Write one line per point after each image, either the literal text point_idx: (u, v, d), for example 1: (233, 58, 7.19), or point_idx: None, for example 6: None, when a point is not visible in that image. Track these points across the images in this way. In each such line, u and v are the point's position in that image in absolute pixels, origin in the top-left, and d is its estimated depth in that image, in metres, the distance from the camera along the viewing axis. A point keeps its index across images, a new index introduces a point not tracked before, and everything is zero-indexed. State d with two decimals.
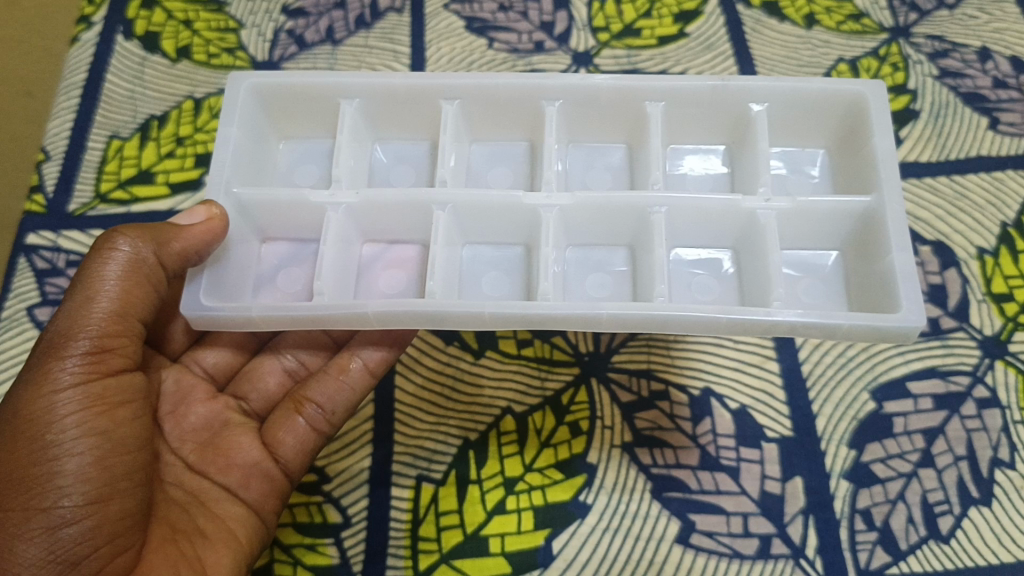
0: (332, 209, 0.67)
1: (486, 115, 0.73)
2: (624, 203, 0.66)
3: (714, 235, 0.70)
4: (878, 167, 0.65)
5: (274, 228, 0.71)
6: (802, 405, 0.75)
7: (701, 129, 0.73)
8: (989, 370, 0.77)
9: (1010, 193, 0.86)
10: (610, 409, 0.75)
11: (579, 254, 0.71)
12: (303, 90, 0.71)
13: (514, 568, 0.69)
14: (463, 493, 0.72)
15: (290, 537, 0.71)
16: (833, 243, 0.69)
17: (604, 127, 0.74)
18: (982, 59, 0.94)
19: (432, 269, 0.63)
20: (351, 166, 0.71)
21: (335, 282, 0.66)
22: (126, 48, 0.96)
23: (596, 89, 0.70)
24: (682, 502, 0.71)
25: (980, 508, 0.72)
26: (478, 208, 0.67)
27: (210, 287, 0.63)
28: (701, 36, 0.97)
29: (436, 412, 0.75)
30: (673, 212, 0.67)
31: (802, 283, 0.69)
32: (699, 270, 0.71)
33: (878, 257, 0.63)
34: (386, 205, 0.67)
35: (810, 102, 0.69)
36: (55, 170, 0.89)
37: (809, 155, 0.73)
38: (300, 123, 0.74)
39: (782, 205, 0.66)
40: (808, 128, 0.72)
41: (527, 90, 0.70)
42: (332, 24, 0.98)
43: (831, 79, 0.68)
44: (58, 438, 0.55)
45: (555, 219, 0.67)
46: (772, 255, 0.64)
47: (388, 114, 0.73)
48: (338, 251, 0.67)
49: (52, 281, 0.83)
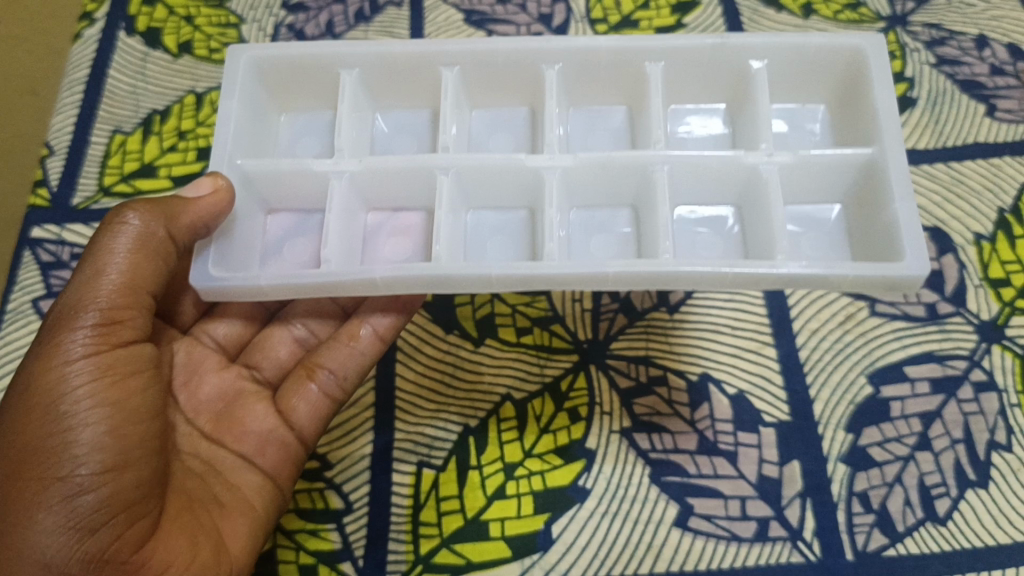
0: (337, 177, 0.68)
1: (484, 83, 0.74)
2: (625, 162, 0.67)
3: (716, 192, 0.71)
4: (879, 118, 0.65)
5: (279, 199, 0.71)
6: (799, 390, 0.76)
7: (700, 89, 0.74)
8: (986, 354, 0.77)
9: (1008, 179, 0.86)
10: (609, 394, 0.76)
11: (583, 216, 0.72)
12: (303, 59, 0.71)
13: (513, 552, 0.70)
14: (463, 478, 0.72)
15: (293, 523, 0.72)
16: (834, 197, 0.70)
17: (602, 89, 0.74)
18: (980, 47, 0.94)
19: (439, 234, 0.64)
20: (354, 135, 0.72)
21: (341, 254, 0.67)
22: (128, 44, 0.97)
23: (594, 51, 0.70)
24: (680, 486, 0.72)
25: (977, 490, 0.72)
26: (481, 173, 0.68)
27: (217, 259, 0.64)
28: (699, 26, 0.97)
29: (436, 399, 0.76)
30: (677, 171, 0.68)
31: (803, 239, 0.69)
32: (702, 228, 0.71)
33: (882, 207, 0.64)
34: (390, 175, 0.68)
35: (808, 57, 0.70)
36: (59, 165, 0.90)
37: (809, 112, 0.74)
38: (301, 94, 0.75)
39: (785, 156, 0.66)
40: (806, 84, 0.72)
41: (527, 59, 0.71)
42: (332, 18, 0.99)
43: (831, 34, 0.69)
44: (72, 408, 0.56)
45: (558, 181, 0.67)
46: (778, 220, 0.64)
47: (387, 84, 0.74)
48: (345, 219, 0.67)
49: (57, 274, 0.84)
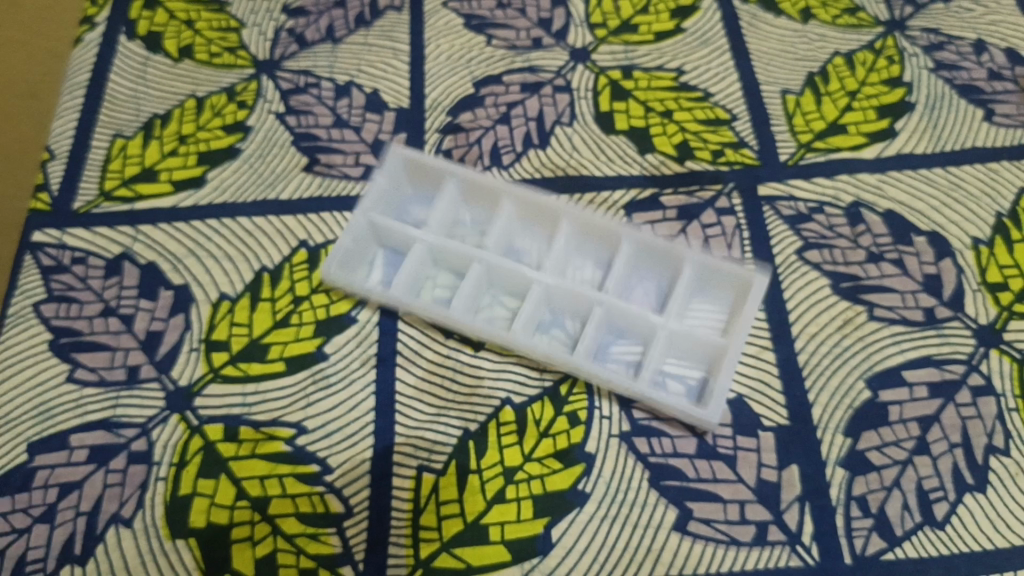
0: (422, 241, 0.81)
1: (532, 215, 0.85)
2: (567, 291, 0.79)
3: (631, 332, 0.80)
4: (739, 329, 0.78)
5: (372, 247, 0.85)
6: (797, 395, 0.76)
7: (652, 265, 0.83)
8: (984, 359, 0.77)
9: (1005, 184, 0.87)
10: (608, 399, 0.76)
11: (549, 319, 0.81)
12: (437, 165, 0.87)
13: (513, 556, 0.70)
14: (463, 482, 0.73)
15: (293, 527, 0.71)
16: (703, 364, 0.78)
17: (586, 244, 0.84)
18: (978, 52, 0.95)
19: (461, 301, 0.79)
20: (443, 219, 0.84)
21: (342, 267, 0.82)
22: (129, 48, 0.98)
23: (593, 217, 0.82)
24: (680, 490, 0.72)
25: (975, 494, 0.72)
26: (502, 273, 0.81)
27: (341, 262, 0.82)
28: (698, 31, 0.98)
29: (437, 403, 0.76)
30: (613, 315, 0.79)
31: (682, 371, 0.78)
32: (622, 358, 0.79)
33: (718, 380, 0.76)
34: (452, 252, 0.81)
35: (714, 270, 0.81)
36: (59, 169, 0.90)
37: (713, 302, 0.81)
38: (426, 179, 0.88)
39: (673, 326, 0.76)
40: (711, 288, 0.82)
41: (555, 206, 0.83)
42: (333, 22, 1.00)
43: (734, 263, 0.81)
44: None
45: (538, 292, 0.79)
46: (639, 381, 0.75)
47: (477, 197, 0.87)
48: (412, 274, 0.81)
49: (57, 278, 0.83)
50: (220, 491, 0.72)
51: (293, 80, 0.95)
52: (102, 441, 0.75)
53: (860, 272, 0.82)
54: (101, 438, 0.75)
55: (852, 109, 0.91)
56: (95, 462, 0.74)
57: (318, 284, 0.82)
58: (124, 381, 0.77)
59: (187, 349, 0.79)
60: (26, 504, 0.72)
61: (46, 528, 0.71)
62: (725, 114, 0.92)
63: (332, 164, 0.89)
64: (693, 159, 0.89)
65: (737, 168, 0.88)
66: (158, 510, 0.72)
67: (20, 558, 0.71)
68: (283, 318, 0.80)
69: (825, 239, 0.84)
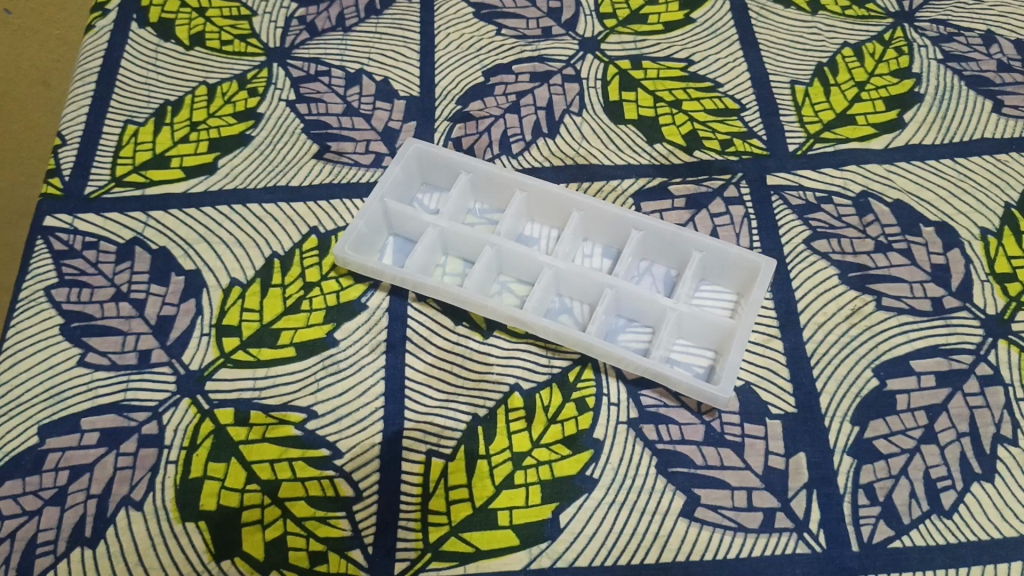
0: (434, 226, 0.82)
1: (545, 206, 0.85)
2: (576, 274, 0.80)
3: (641, 314, 0.80)
4: (749, 312, 0.77)
5: (384, 234, 0.85)
6: (805, 383, 0.76)
7: (663, 255, 0.83)
8: (992, 349, 0.77)
9: (1013, 175, 0.87)
10: (616, 386, 0.77)
11: (561, 305, 0.82)
12: (449, 154, 0.87)
13: (522, 541, 0.70)
14: (472, 467, 0.73)
15: (303, 510, 0.72)
16: (713, 341, 0.78)
17: (596, 233, 0.84)
18: (987, 43, 0.95)
19: (469, 282, 0.79)
20: (455, 207, 0.85)
21: (356, 249, 0.82)
22: (140, 35, 0.99)
23: (605, 206, 0.83)
24: (687, 477, 0.73)
25: (983, 483, 0.72)
26: (513, 257, 0.81)
27: (357, 243, 0.82)
28: (707, 22, 0.98)
29: (446, 389, 0.77)
30: (623, 296, 0.79)
31: (692, 351, 0.79)
32: (631, 339, 0.80)
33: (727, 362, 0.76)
34: (465, 236, 0.82)
35: (725, 257, 0.80)
36: (71, 154, 0.90)
37: (722, 291, 0.81)
38: (435, 172, 0.89)
39: (682, 308, 0.77)
40: (722, 277, 0.81)
41: (566, 194, 0.83)
42: (343, 11, 1.01)
43: (744, 248, 0.80)
44: None
45: (549, 275, 0.80)
46: (649, 359, 0.75)
47: (490, 190, 0.87)
48: (424, 259, 0.81)
49: (69, 263, 0.84)
50: (231, 474, 0.73)
51: (303, 68, 0.96)
52: (114, 425, 0.75)
53: (868, 261, 0.82)
54: (112, 421, 0.76)
55: (861, 100, 0.92)
56: (106, 445, 0.74)
57: (330, 269, 0.83)
58: (136, 365, 0.78)
59: (198, 333, 0.79)
60: (37, 487, 0.73)
61: (57, 510, 0.72)
62: (734, 104, 0.92)
63: (343, 151, 0.90)
64: (702, 149, 0.89)
65: (746, 158, 0.88)
66: (168, 493, 0.72)
67: (30, 540, 0.71)
68: (293, 304, 0.81)
69: (833, 228, 0.84)
